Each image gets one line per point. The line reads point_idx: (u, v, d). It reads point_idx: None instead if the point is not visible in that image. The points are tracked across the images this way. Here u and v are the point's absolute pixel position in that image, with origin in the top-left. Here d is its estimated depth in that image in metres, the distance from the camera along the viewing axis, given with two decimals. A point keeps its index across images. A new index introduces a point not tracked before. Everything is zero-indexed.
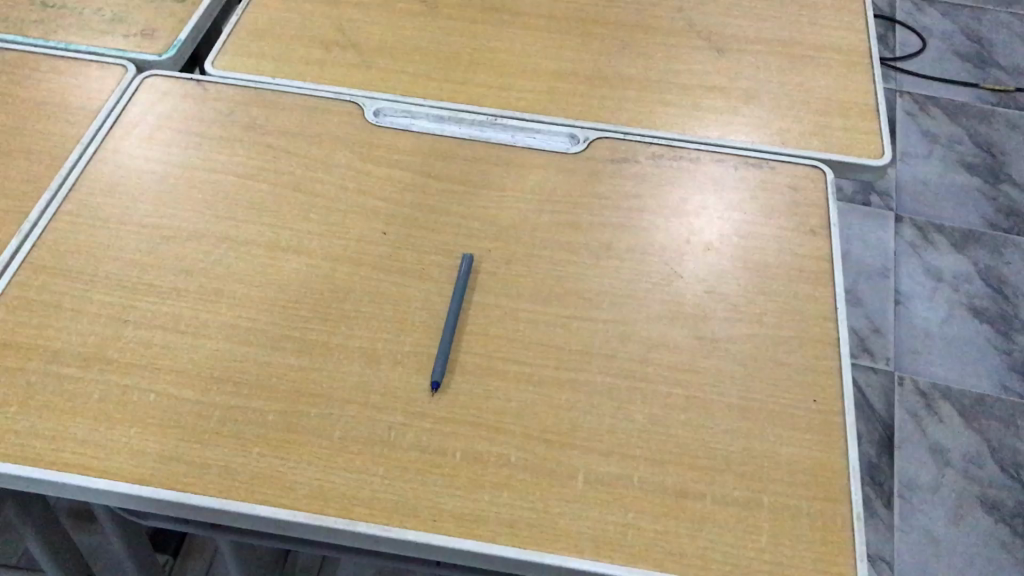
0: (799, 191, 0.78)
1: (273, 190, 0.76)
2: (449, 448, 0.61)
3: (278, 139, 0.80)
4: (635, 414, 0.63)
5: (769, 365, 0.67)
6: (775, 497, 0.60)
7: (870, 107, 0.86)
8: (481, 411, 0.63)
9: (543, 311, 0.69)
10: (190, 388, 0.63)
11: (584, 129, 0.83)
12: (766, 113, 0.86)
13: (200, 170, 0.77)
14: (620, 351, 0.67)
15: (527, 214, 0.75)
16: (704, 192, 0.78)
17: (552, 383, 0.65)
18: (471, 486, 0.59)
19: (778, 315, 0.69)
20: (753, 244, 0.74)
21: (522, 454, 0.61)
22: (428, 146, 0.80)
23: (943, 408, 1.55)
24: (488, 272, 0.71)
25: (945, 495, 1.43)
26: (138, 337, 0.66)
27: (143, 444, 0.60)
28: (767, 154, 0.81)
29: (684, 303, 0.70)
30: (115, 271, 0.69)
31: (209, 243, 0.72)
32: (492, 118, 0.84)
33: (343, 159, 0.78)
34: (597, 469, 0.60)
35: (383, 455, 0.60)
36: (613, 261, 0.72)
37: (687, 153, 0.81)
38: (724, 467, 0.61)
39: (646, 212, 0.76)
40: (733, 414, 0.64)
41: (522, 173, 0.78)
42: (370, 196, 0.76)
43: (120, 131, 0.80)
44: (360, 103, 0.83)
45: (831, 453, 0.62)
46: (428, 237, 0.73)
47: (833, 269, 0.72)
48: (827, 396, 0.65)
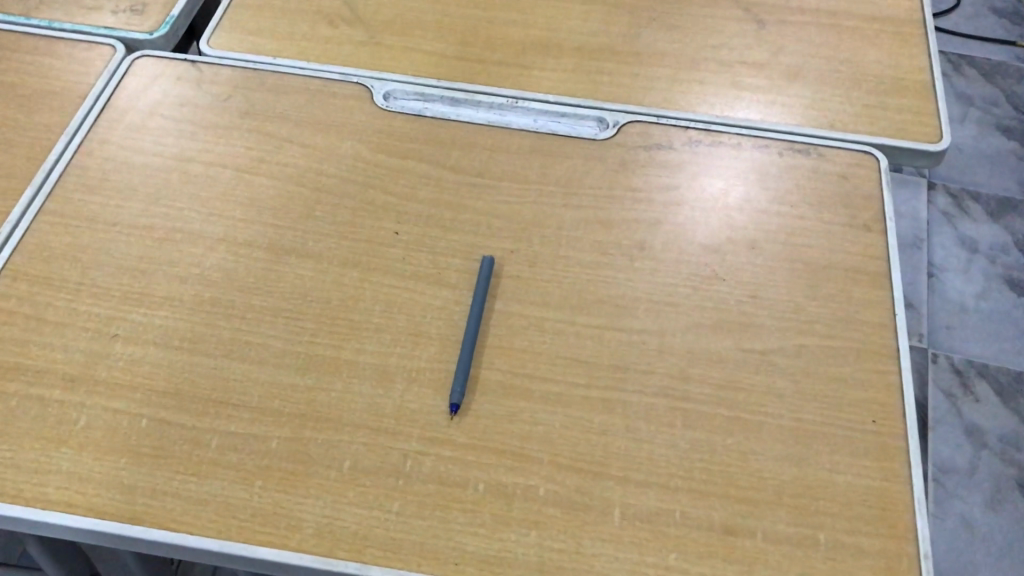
0: (850, 181, 0.71)
1: (275, 185, 0.69)
2: (471, 479, 0.55)
3: (280, 127, 0.73)
4: (674, 438, 0.58)
5: (822, 381, 0.60)
6: (833, 534, 0.54)
7: (926, 84, 0.79)
8: (505, 436, 0.57)
9: (572, 320, 0.63)
10: (186, 411, 0.57)
11: (613, 111, 0.76)
12: (811, 92, 0.78)
13: (194, 162, 0.71)
14: (657, 366, 0.61)
15: (552, 210, 0.69)
16: (746, 183, 0.71)
17: (583, 404, 0.59)
18: (495, 524, 0.53)
19: (830, 324, 0.63)
20: (802, 243, 0.67)
21: (552, 485, 0.55)
22: (443, 133, 0.74)
23: (980, 386, 1.48)
24: (510, 276, 0.65)
25: (982, 479, 1.37)
26: (128, 354, 0.60)
27: (135, 476, 0.55)
28: (815, 139, 0.74)
29: (727, 310, 0.64)
30: (103, 279, 0.63)
31: (206, 246, 0.66)
32: (512, 101, 0.77)
33: (350, 148, 0.72)
34: (635, 504, 0.55)
35: (398, 488, 0.55)
36: (648, 263, 0.66)
37: (727, 138, 0.74)
38: (776, 500, 0.55)
39: (684, 207, 0.69)
40: (783, 438, 0.58)
41: (546, 163, 0.72)
42: (381, 191, 0.69)
43: (109, 119, 0.73)
44: (369, 85, 0.76)
45: (895, 483, 0.56)
46: (445, 237, 0.67)
47: (891, 270, 0.66)
48: (887, 416, 0.59)
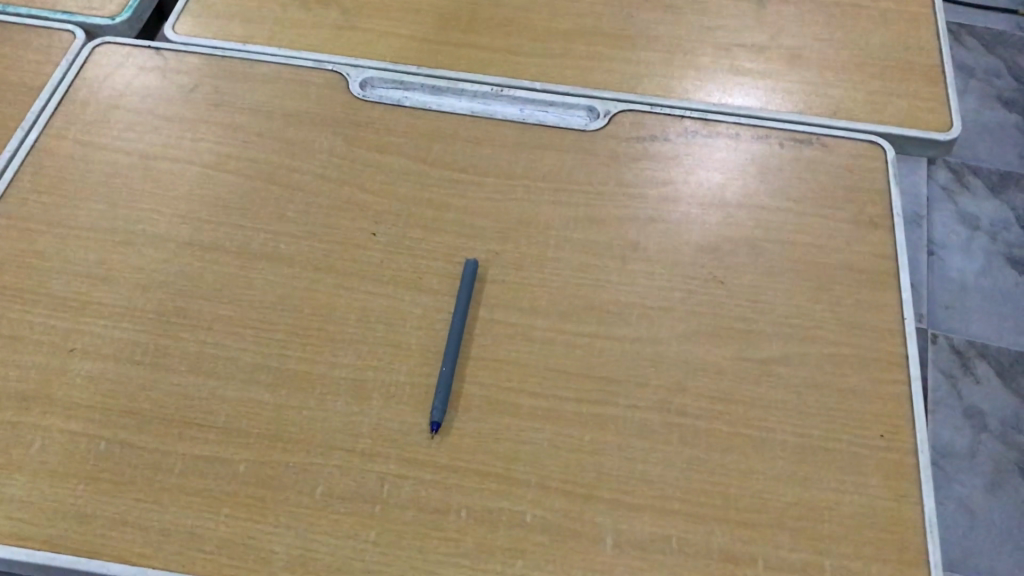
0: (855, 174, 0.67)
1: (245, 183, 0.65)
2: (453, 505, 0.52)
3: (250, 119, 0.69)
4: (670, 457, 0.54)
5: (828, 392, 0.57)
6: (839, 561, 0.51)
7: (935, 69, 0.75)
8: (490, 457, 0.54)
9: (561, 329, 0.59)
10: (148, 433, 0.54)
11: (604, 100, 0.71)
12: (813, 78, 0.74)
13: (158, 159, 0.66)
14: (652, 378, 0.57)
15: (540, 207, 0.65)
16: (744, 177, 0.67)
17: (573, 420, 0.55)
18: (479, 554, 0.50)
19: (836, 330, 0.59)
20: (805, 242, 0.63)
21: (539, 510, 0.52)
22: (423, 124, 0.69)
23: (981, 366, 1.31)
24: (495, 281, 0.61)
25: (982, 462, 1.22)
26: (86, 370, 0.56)
27: (92, 504, 0.51)
28: (818, 128, 0.70)
29: (725, 316, 0.60)
30: (60, 288, 0.59)
31: (170, 251, 0.62)
32: (498, 89, 0.72)
33: (325, 142, 0.68)
34: (628, 530, 0.51)
35: (375, 515, 0.51)
36: (641, 265, 0.62)
37: (724, 128, 0.70)
38: (779, 523, 0.52)
39: (679, 203, 0.65)
40: (786, 456, 0.54)
41: (532, 157, 0.68)
42: (358, 188, 0.65)
43: (66, 112, 0.69)
44: (344, 73, 0.72)
45: (905, 504, 0.53)
46: (426, 238, 0.63)
47: (899, 271, 0.62)
48: (897, 430, 0.55)
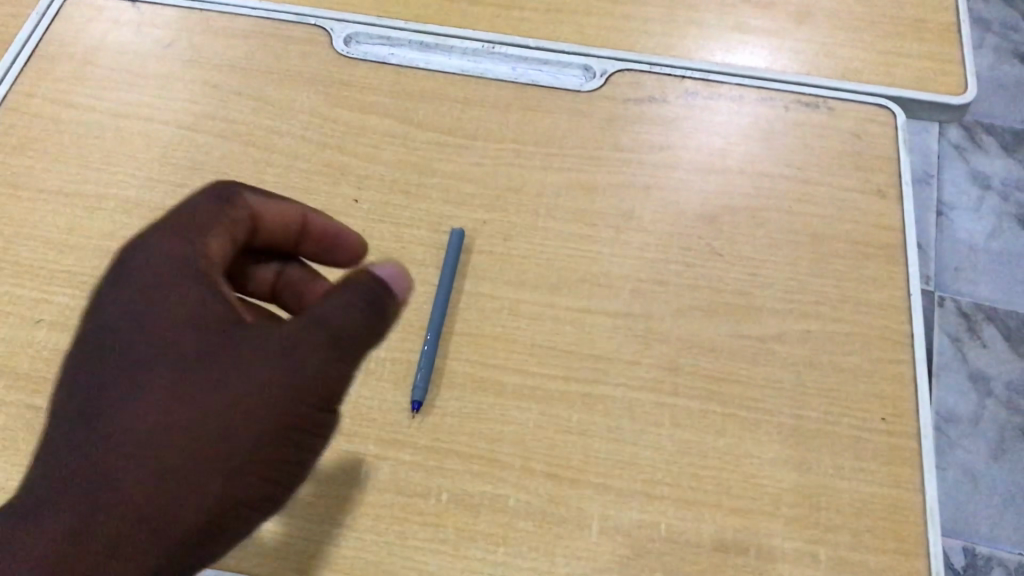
0: (862, 141, 0.63)
1: (221, 145, 0.62)
2: (433, 488, 0.50)
3: (227, 77, 0.65)
4: (661, 439, 0.52)
5: (826, 371, 0.54)
6: (835, 551, 0.49)
7: (951, 28, 0.71)
8: (472, 438, 0.51)
9: (551, 303, 0.56)
10: None
11: (602, 59, 0.67)
12: (823, 36, 0.70)
13: (130, 119, 0.63)
14: (644, 356, 0.54)
15: (532, 172, 0.62)
16: (747, 142, 0.64)
17: (560, 400, 0.53)
18: (458, 540, 0.48)
19: (838, 306, 0.57)
20: (808, 212, 0.60)
21: (523, 495, 0.50)
22: (410, 82, 0.66)
23: (988, 330, 1.27)
24: (482, 252, 0.58)
25: (985, 428, 1.19)
26: (54, 343, 0.54)
27: None
28: (826, 89, 0.66)
29: (722, 290, 0.57)
30: (28, 256, 0.58)
31: (142, 217, 0.59)
32: (489, 46, 0.68)
33: (306, 102, 0.64)
34: (616, 516, 0.49)
35: (352, 500, 0.50)
36: (636, 235, 0.59)
37: (726, 89, 0.66)
38: (773, 510, 0.50)
39: (677, 169, 0.62)
40: (781, 440, 0.52)
41: (524, 118, 0.64)
42: (340, 151, 0.62)
43: (36, 69, 0.66)
44: (327, 28, 0.68)
45: (905, 490, 0.50)
46: (410, 205, 0.60)
47: (906, 244, 0.59)
48: (899, 413, 0.53)
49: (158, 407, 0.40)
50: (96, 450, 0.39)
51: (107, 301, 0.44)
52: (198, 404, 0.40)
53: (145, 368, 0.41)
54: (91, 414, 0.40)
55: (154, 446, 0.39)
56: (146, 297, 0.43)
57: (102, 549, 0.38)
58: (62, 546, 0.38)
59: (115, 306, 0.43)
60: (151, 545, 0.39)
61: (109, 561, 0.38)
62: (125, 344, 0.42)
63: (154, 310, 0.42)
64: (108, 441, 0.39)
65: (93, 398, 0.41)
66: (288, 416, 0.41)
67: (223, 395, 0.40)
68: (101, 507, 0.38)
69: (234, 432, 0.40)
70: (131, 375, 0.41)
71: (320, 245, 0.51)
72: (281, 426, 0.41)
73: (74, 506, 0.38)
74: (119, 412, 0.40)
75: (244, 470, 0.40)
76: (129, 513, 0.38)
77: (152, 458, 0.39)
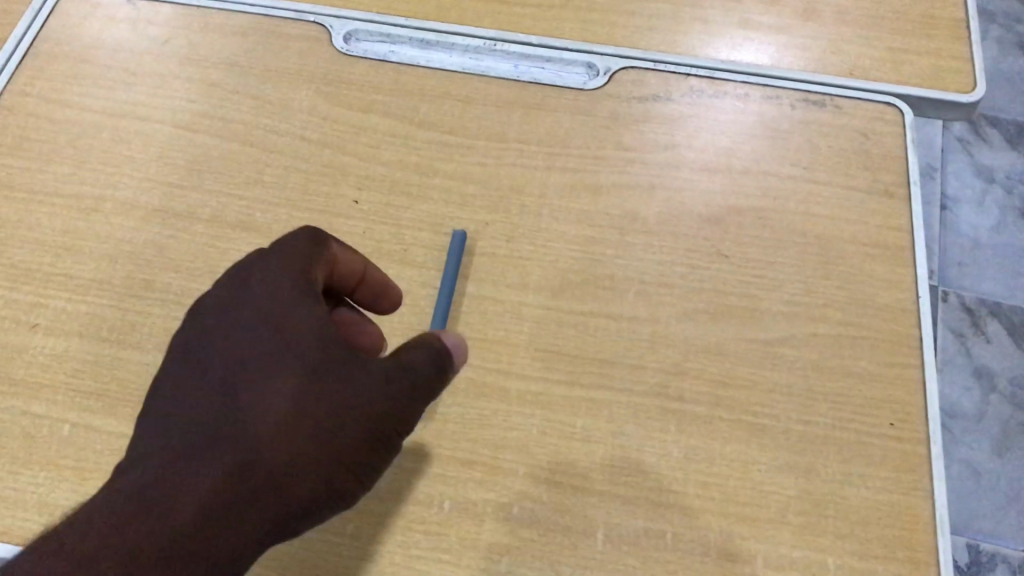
0: (870, 139, 0.62)
1: (219, 145, 0.61)
2: (436, 496, 0.50)
3: (225, 75, 0.64)
4: (667, 445, 0.51)
5: (834, 375, 0.53)
6: (844, 559, 0.48)
7: (960, 24, 0.69)
8: (475, 444, 0.51)
9: (554, 306, 0.56)
10: (111, 416, 0.51)
11: (605, 56, 0.66)
12: (830, 32, 0.69)
13: (127, 119, 0.62)
14: (649, 360, 0.54)
15: (535, 172, 0.61)
16: (752, 141, 0.63)
17: (564, 405, 0.52)
18: (460, 550, 0.48)
19: (845, 308, 0.56)
20: (815, 212, 0.59)
21: (527, 503, 0.49)
22: (410, 81, 0.65)
23: (992, 325, 1.26)
24: (484, 253, 0.58)
25: (990, 424, 1.18)
26: (50, 348, 0.53)
27: (54, 492, 0.49)
28: (832, 87, 0.65)
29: (729, 293, 0.56)
30: (23, 259, 0.57)
31: (139, 218, 0.58)
32: (491, 43, 0.67)
33: (305, 100, 0.63)
34: (621, 524, 0.49)
35: (353, 508, 0.49)
36: (640, 236, 0.58)
37: (732, 87, 0.65)
38: (781, 518, 0.49)
39: (682, 169, 0.61)
40: (789, 446, 0.51)
41: (527, 117, 0.63)
42: (339, 151, 0.61)
43: (31, 67, 0.65)
44: (327, 25, 0.67)
45: (915, 497, 0.50)
46: (410, 206, 0.59)
47: (915, 245, 0.58)
48: (908, 417, 0.52)
49: (251, 410, 0.40)
50: (220, 427, 0.40)
51: (216, 296, 0.44)
52: (323, 401, 0.41)
53: (276, 358, 0.41)
54: (222, 395, 0.41)
55: (284, 432, 0.40)
56: (266, 292, 0.43)
57: (217, 524, 0.38)
58: (186, 514, 0.38)
59: (235, 296, 0.44)
60: (254, 528, 0.39)
61: (219, 536, 0.38)
62: (244, 332, 0.42)
63: (278, 303, 0.43)
64: (237, 422, 0.40)
65: (210, 383, 0.41)
66: (398, 425, 0.43)
67: (345, 396, 0.41)
68: (231, 480, 0.39)
69: (354, 433, 0.41)
70: (263, 363, 0.41)
71: (376, 296, 0.51)
72: (358, 448, 0.41)
73: (203, 477, 0.39)
74: (244, 398, 0.41)
75: (349, 472, 0.41)
76: (248, 492, 0.39)
77: (284, 445, 0.40)
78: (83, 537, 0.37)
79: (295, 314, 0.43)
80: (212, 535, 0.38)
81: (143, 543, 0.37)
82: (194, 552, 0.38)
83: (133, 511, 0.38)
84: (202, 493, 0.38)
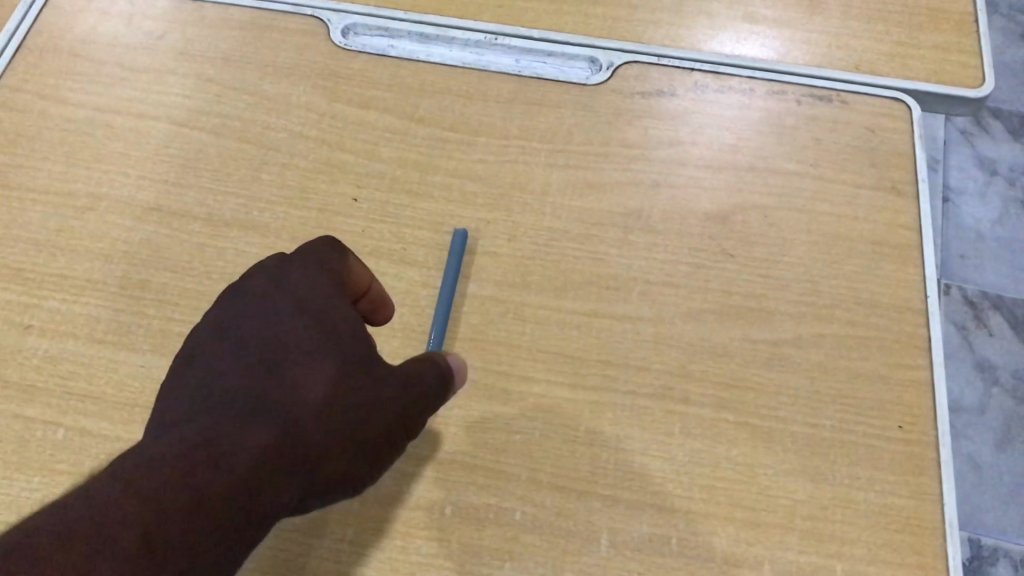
0: (877, 136, 0.61)
1: (215, 142, 0.60)
2: (438, 501, 0.49)
3: (222, 71, 0.63)
4: (672, 449, 0.50)
5: (841, 377, 0.53)
6: (851, 565, 0.47)
7: (968, 16, 0.68)
8: (477, 448, 0.50)
9: (557, 307, 0.55)
10: (107, 419, 0.50)
11: (608, 51, 0.65)
12: (836, 26, 0.67)
13: (121, 115, 0.61)
14: (653, 362, 0.53)
15: (537, 170, 0.60)
16: (757, 137, 0.61)
17: (567, 408, 0.51)
18: (463, 556, 0.48)
19: (853, 309, 0.55)
20: (822, 210, 0.58)
21: (530, 508, 0.49)
22: (410, 76, 0.63)
23: (994, 318, 1.25)
24: (486, 253, 0.57)
25: (992, 417, 1.18)
26: (44, 350, 0.53)
27: (49, 498, 0.48)
28: (837, 82, 0.63)
29: (734, 293, 0.55)
30: (16, 258, 0.56)
31: (134, 217, 0.57)
32: (492, 37, 0.66)
33: (303, 96, 0.62)
34: (625, 530, 0.48)
35: (352, 513, 0.49)
36: (644, 235, 0.57)
37: (737, 82, 0.64)
38: (788, 523, 0.48)
39: (686, 166, 0.60)
40: (796, 449, 0.50)
41: (528, 113, 0.62)
42: (337, 148, 0.60)
43: (23, 62, 0.64)
44: (325, 18, 0.66)
45: (925, 502, 0.49)
46: (410, 204, 0.58)
47: (923, 244, 0.57)
48: (917, 420, 0.51)
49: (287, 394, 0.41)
50: (262, 401, 0.41)
51: (251, 286, 0.46)
52: (356, 393, 0.43)
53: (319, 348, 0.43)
54: (260, 373, 0.42)
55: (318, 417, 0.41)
56: (307, 285, 0.45)
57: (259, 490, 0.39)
58: (233, 473, 0.38)
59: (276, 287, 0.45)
60: (283, 501, 0.40)
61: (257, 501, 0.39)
62: (288, 319, 0.44)
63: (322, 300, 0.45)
64: (279, 401, 0.41)
65: (248, 361, 0.42)
66: (415, 426, 0.45)
67: (374, 392, 0.44)
68: (275, 450, 0.40)
69: (381, 426, 0.43)
70: (302, 350, 0.43)
71: (372, 309, 0.50)
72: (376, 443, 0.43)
73: (249, 443, 0.39)
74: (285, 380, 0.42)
75: (368, 464, 0.43)
76: (286, 466, 0.40)
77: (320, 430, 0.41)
78: (129, 481, 0.35)
79: (335, 309, 0.45)
80: (251, 499, 0.38)
81: (191, 495, 0.36)
82: (234, 513, 0.37)
83: (176, 466, 0.37)
84: (248, 458, 0.39)
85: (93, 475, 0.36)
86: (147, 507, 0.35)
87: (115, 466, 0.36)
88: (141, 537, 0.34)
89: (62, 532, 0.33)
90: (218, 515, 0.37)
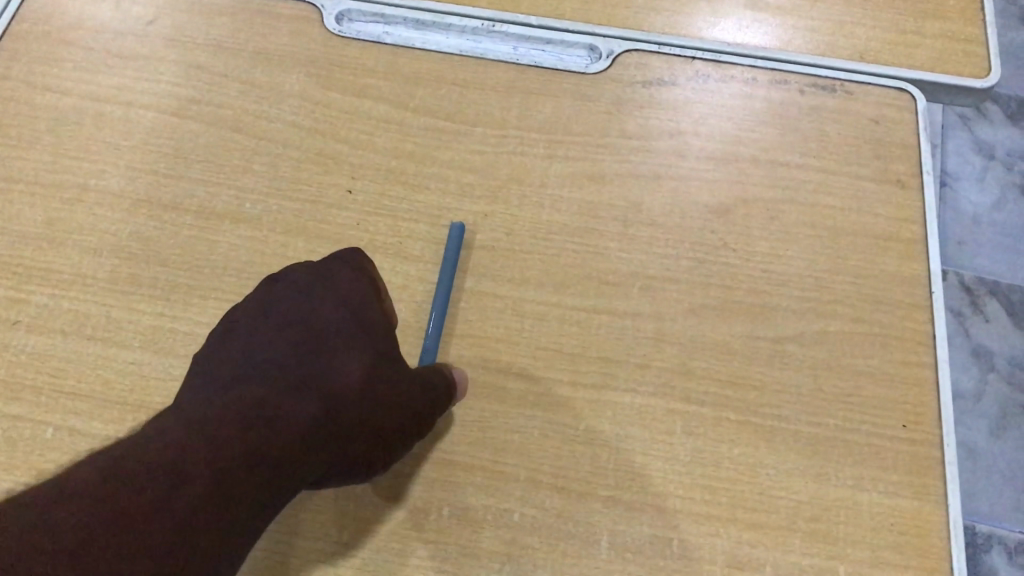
0: (882, 127, 0.60)
1: (206, 132, 0.59)
2: (435, 502, 0.49)
3: (212, 58, 0.62)
4: (673, 448, 0.50)
5: (845, 374, 0.52)
6: (852, 567, 0.47)
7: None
8: (475, 448, 0.50)
9: (556, 302, 0.54)
10: (98, 418, 0.50)
11: (608, 38, 0.63)
12: (842, 13, 0.64)
13: (109, 103, 0.60)
14: (654, 359, 0.52)
15: (536, 161, 0.59)
16: (759, 128, 0.60)
17: (567, 406, 0.51)
18: (461, 558, 0.47)
19: (858, 304, 0.54)
20: (825, 204, 0.57)
21: (528, 509, 0.48)
22: (405, 64, 0.62)
23: None
24: (483, 246, 0.56)
25: None
26: (31, 346, 0.52)
27: None
28: (841, 72, 0.61)
29: (736, 288, 0.54)
30: (3, 252, 0.55)
31: (124, 209, 0.56)
32: (489, 24, 0.64)
33: (296, 84, 0.61)
34: (624, 532, 0.48)
35: (348, 514, 0.49)
36: (646, 229, 0.56)
37: (739, 72, 0.62)
38: (790, 525, 0.48)
39: (686, 158, 0.59)
40: (799, 448, 0.50)
41: (526, 102, 0.61)
42: (332, 139, 0.59)
43: (7, 48, 0.62)
44: (318, 3, 0.63)
45: (929, 503, 0.48)
46: (407, 196, 0.57)
47: (928, 237, 0.56)
48: (922, 418, 0.50)
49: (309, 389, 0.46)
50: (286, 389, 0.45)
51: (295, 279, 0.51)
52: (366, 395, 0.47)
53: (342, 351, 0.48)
54: (304, 355, 0.47)
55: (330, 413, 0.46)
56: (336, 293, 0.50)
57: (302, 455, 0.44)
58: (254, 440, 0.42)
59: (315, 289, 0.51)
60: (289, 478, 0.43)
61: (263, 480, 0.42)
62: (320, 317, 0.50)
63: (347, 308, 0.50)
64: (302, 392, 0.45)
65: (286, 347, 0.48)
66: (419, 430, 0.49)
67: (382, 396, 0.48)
68: (317, 423, 0.45)
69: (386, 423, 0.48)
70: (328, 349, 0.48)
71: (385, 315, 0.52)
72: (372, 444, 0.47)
73: (299, 412, 0.45)
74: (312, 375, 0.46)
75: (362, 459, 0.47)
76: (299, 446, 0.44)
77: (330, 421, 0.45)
78: (191, 436, 0.40)
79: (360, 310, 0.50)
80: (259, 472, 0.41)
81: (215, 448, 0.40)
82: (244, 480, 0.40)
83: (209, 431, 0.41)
84: (289, 427, 0.44)
85: (156, 427, 0.41)
86: (219, 455, 0.40)
87: (191, 419, 0.41)
88: (212, 482, 0.39)
89: (148, 469, 0.38)
90: (270, 470, 0.42)
